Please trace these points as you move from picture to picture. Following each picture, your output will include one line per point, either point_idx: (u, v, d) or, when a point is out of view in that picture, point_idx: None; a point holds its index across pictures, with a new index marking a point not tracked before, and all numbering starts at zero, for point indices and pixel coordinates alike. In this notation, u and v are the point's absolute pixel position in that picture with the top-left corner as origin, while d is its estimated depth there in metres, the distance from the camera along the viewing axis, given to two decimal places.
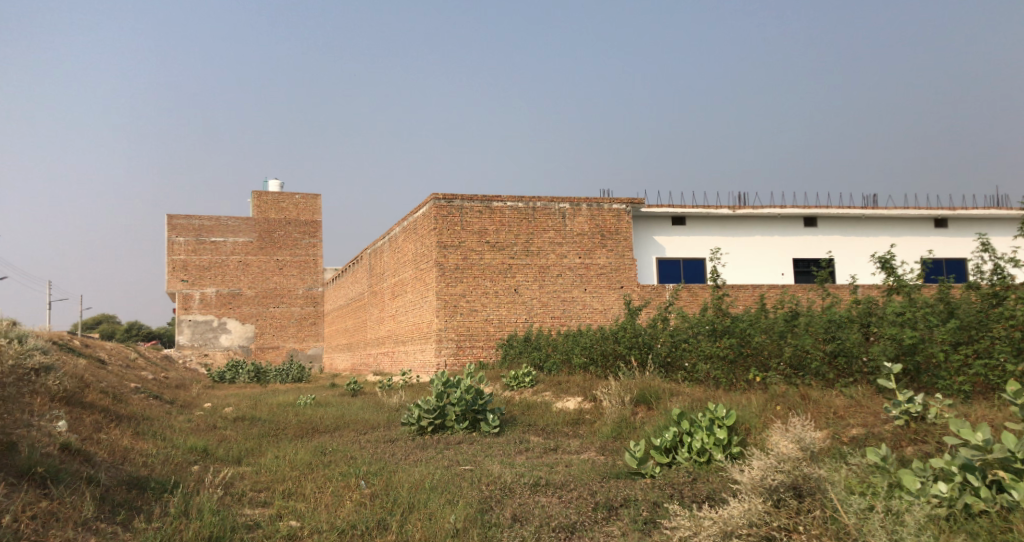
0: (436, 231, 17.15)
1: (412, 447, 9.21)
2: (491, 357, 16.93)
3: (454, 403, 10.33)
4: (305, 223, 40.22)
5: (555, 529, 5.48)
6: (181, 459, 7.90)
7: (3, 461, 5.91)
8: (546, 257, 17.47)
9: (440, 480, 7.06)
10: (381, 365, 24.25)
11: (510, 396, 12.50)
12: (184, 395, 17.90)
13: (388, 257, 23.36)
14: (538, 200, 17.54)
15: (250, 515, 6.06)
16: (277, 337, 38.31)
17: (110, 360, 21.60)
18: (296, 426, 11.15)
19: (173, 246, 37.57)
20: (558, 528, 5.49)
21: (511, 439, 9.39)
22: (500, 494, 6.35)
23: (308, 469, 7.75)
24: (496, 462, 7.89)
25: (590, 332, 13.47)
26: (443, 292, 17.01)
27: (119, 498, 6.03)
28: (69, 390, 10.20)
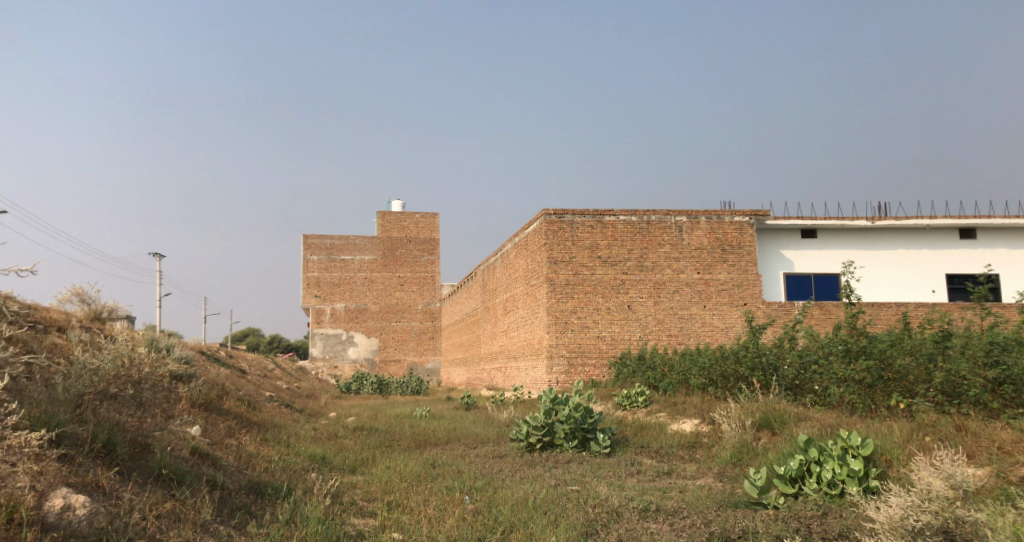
0: (546, 247, 17.04)
1: (520, 464, 9.00)
2: (604, 375, 16.50)
3: (563, 421, 10.02)
4: (425, 241, 41.28)
5: None
6: (299, 466, 8.06)
7: (138, 460, 6.09)
8: (662, 272, 16.88)
9: (545, 499, 6.78)
10: (494, 380, 24.27)
11: (623, 416, 12.05)
12: (312, 404, 18.63)
13: (500, 272, 23.43)
14: (653, 214, 17.02)
15: (357, 524, 6.03)
16: (398, 350, 39.29)
17: (250, 369, 22.92)
18: (409, 437, 11.22)
19: (307, 263, 39.65)
20: None
21: (623, 460, 8.97)
22: (607, 517, 5.98)
23: (416, 482, 7.70)
24: (604, 484, 7.53)
25: (709, 351, 12.82)
26: (554, 308, 16.82)
27: (237, 501, 6.13)
28: (208, 396, 10.77)
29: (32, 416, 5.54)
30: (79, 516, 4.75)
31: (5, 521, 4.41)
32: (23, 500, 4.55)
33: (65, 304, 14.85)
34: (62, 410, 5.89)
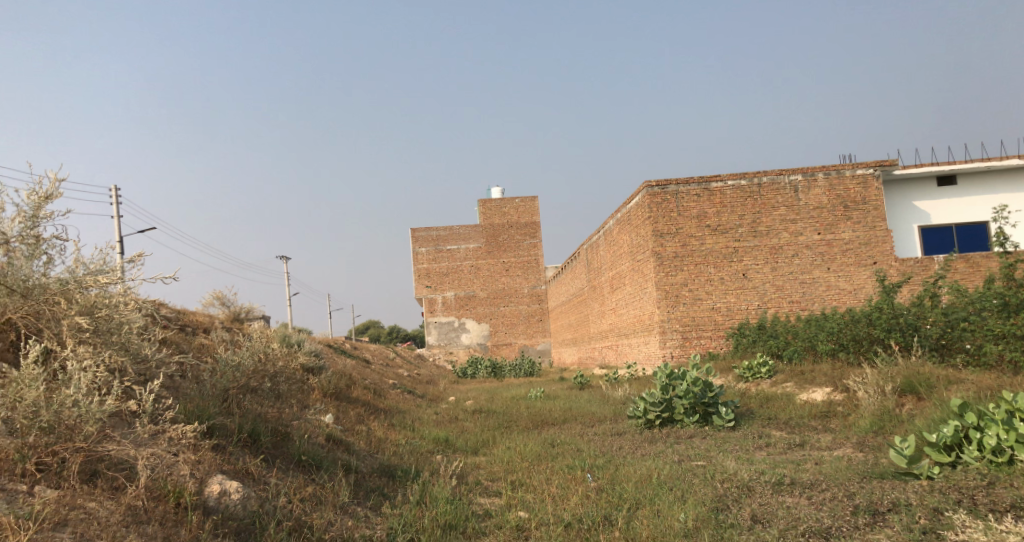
0: (651, 220, 16.64)
1: (641, 441, 8.79)
2: (721, 347, 15.97)
3: (682, 396, 9.71)
4: (526, 225, 41.36)
5: (804, 534, 4.76)
6: (425, 449, 8.20)
7: (278, 448, 6.30)
8: (778, 236, 16.09)
9: (671, 475, 6.57)
10: (606, 358, 24.04)
11: (746, 389, 11.61)
12: (432, 390, 19.10)
13: (604, 250, 23.12)
14: (764, 175, 16.23)
15: (483, 504, 6.04)
16: (509, 334, 39.63)
17: (372, 359, 23.81)
18: (527, 418, 11.24)
19: (416, 256, 40.70)
20: (808, 533, 4.76)
21: (749, 433, 8.60)
22: (737, 493, 5.71)
23: (537, 461, 7.65)
24: (732, 458, 7.23)
25: (835, 316, 12.11)
26: (663, 282, 16.45)
27: (372, 484, 6.24)
28: (338, 386, 11.19)
29: (186, 409, 5.76)
30: (235, 500, 4.83)
31: (173, 505, 4.52)
32: (187, 485, 4.64)
33: (206, 307, 15.87)
34: (210, 403, 6.14)
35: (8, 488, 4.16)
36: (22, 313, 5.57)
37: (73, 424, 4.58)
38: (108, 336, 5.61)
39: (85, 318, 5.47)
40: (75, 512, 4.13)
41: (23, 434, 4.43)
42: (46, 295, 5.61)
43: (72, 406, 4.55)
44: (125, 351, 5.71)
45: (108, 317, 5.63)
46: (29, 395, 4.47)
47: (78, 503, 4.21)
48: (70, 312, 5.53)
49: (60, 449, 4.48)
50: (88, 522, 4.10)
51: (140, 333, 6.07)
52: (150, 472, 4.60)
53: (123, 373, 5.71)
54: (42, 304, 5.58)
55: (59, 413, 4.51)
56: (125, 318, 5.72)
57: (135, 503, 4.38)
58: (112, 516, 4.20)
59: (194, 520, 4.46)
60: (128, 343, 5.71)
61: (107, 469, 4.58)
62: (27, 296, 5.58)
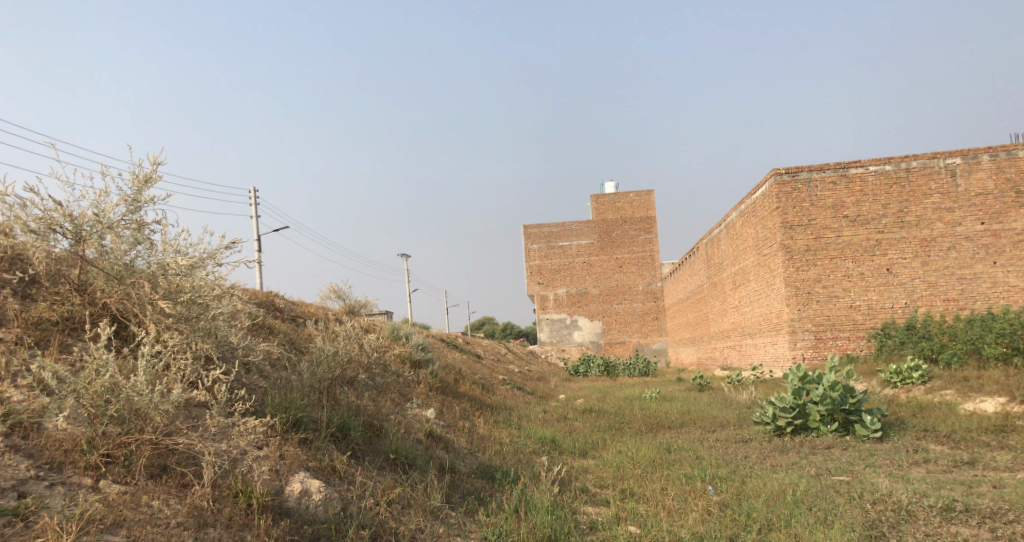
0: (779, 211, 15.50)
1: (771, 449, 7.95)
2: (862, 349, 14.59)
3: (817, 402, 8.74)
4: (640, 220, 40.19)
5: None
6: (533, 450, 7.70)
7: (371, 443, 6.02)
8: (930, 227, 14.49)
9: (807, 492, 5.77)
10: (728, 359, 22.76)
11: (894, 397, 10.39)
12: (543, 386, 18.69)
13: (725, 244, 21.87)
14: (913, 159, 14.65)
15: (592, 514, 5.48)
16: (623, 332, 38.54)
17: (484, 353, 23.74)
18: (642, 420, 10.51)
19: (529, 252, 40.53)
20: None
21: (903, 447, 7.61)
22: (895, 517, 5.08)
23: (653, 468, 7.00)
24: (882, 476, 6.38)
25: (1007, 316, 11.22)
26: (794, 278, 15.29)
27: (469, 486, 5.82)
28: (445, 381, 10.91)
29: (274, 401, 5.58)
30: (315, 501, 4.66)
31: (243, 507, 4.36)
32: (257, 485, 4.47)
33: (324, 300, 16.18)
34: (301, 394, 5.96)
35: (72, 481, 4.10)
36: (116, 298, 5.54)
37: (143, 413, 4.51)
38: (195, 322, 5.56)
39: (168, 302, 5.44)
40: (135, 511, 4.03)
41: (92, 423, 4.38)
42: (138, 278, 5.56)
43: (138, 393, 4.47)
44: (212, 336, 5.65)
45: (193, 303, 5.58)
46: (96, 381, 4.42)
47: (145, 501, 4.12)
48: (156, 296, 5.49)
49: (129, 441, 4.40)
50: (146, 523, 3.98)
51: (228, 321, 5.99)
52: (218, 470, 4.46)
53: (209, 360, 5.64)
54: (131, 286, 5.54)
55: (127, 403, 4.45)
56: (209, 304, 5.67)
57: (200, 503, 4.23)
58: (176, 518, 4.08)
59: (262, 525, 4.26)
60: (214, 329, 5.65)
61: (175, 464, 4.46)
62: (120, 280, 5.56)
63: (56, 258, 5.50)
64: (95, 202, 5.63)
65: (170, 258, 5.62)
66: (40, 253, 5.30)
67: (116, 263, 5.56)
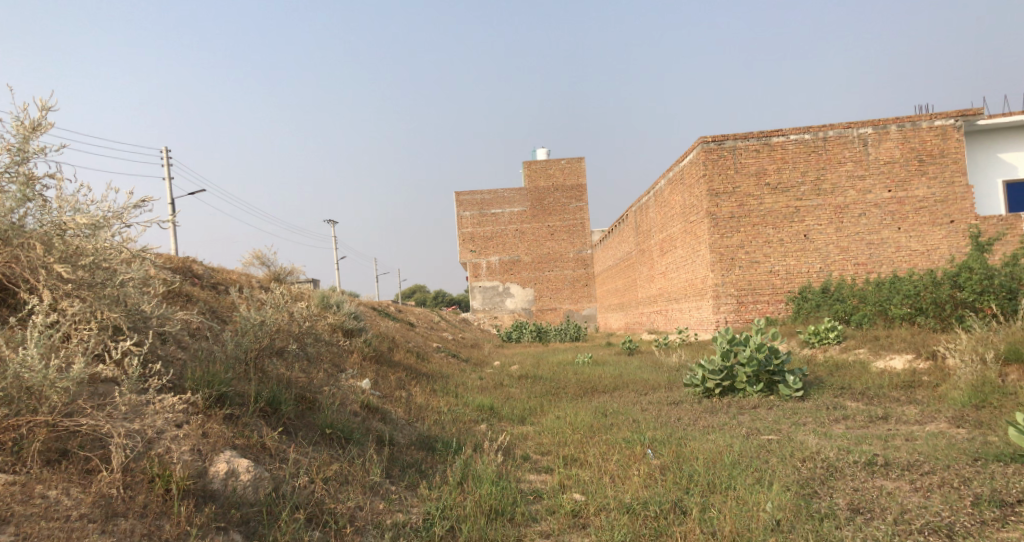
0: (705, 178, 15.78)
1: (700, 411, 8.15)
2: (780, 312, 15.15)
3: (744, 363, 8.99)
4: (571, 188, 40.36)
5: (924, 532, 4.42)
6: (470, 418, 7.67)
7: (304, 418, 5.87)
8: (844, 194, 15.01)
9: (742, 453, 5.93)
10: (656, 323, 23.25)
11: (812, 357, 10.82)
12: (477, 353, 18.71)
13: (654, 212, 22.17)
14: (830, 128, 15.08)
15: (533, 482, 5.51)
16: (554, 299, 38.95)
17: (416, 321, 23.57)
18: (575, 385, 10.62)
19: (460, 220, 40.27)
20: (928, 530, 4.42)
21: (822, 404, 7.92)
22: (824, 474, 5.30)
23: (591, 432, 7.07)
24: (808, 433, 6.64)
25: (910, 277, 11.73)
26: (718, 244, 15.65)
27: (409, 458, 5.75)
28: (379, 350, 10.74)
29: (196, 374, 5.36)
30: (243, 482, 4.54)
31: (160, 493, 4.17)
32: (176, 468, 4.28)
33: (250, 268, 15.66)
34: (225, 367, 5.74)
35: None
36: (2, 262, 5.26)
37: (37, 392, 4.24)
38: (101, 289, 5.30)
39: (67, 268, 5.18)
40: (26, 504, 3.79)
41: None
42: (28, 238, 5.27)
43: (30, 370, 4.15)
44: (120, 304, 5.41)
45: (94, 268, 5.30)
46: None
47: (39, 492, 3.89)
48: (49, 259, 5.23)
49: (20, 424, 4.13)
50: (41, 518, 3.76)
51: (140, 287, 5.76)
52: (128, 454, 4.25)
53: (117, 330, 5.41)
54: (18, 249, 5.26)
55: (15, 381, 4.13)
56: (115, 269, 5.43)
57: (108, 491, 4.03)
58: (78, 510, 3.88)
59: (181, 512, 4.10)
60: (123, 296, 5.41)
61: (77, 448, 4.22)
62: (6, 242, 5.24)
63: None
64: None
65: (66, 216, 5.32)
66: None
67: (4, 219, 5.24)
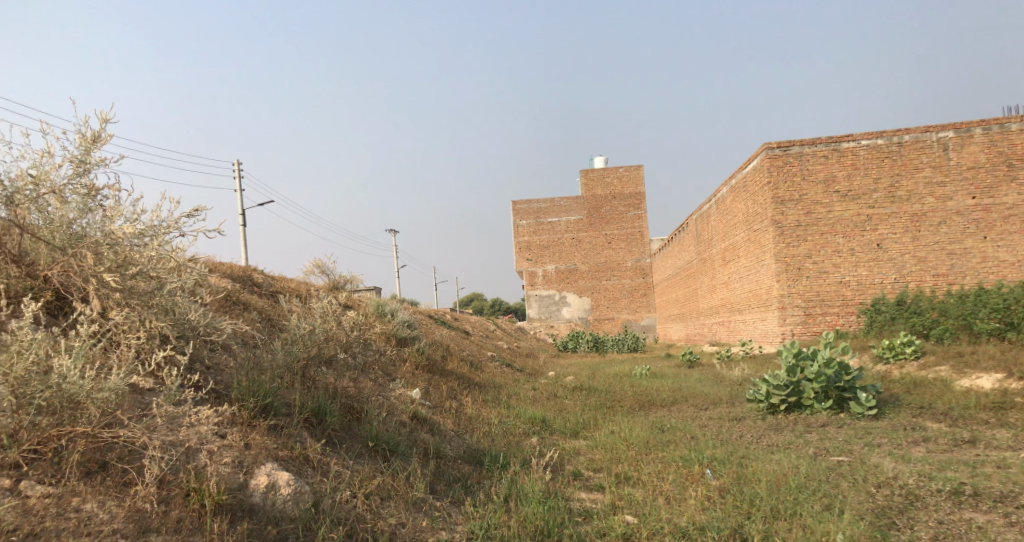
0: (770, 185, 15.20)
1: (764, 428, 7.70)
2: (851, 325, 14.42)
3: (812, 379, 8.49)
4: (630, 196, 39.76)
5: None
6: (522, 430, 7.42)
7: (349, 428, 5.74)
8: (922, 201, 14.21)
9: (809, 476, 5.51)
10: (717, 335, 22.58)
11: (888, 373, 10.18)
12: (533, 363, 18.46)
13: (716, 220, 21.58)
14: (906, 132, 14.34)
15: (583, 501, 5.23)
16: (611, 309, 38.37)
17: (472, 329, 23.49)
18: (632, 398, 10.25)
19: (517, 228, 40.21)
20: None
21: (900, 425, 7.38)
22: (902, 503, 4.86)
23: (647, 449, 6.73)
24: (883, 456, 6.16)
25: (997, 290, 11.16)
26: (784, 254, 15.05)
27: (455, 473, 5.54)
28: (431, 358, 10.60)
29: (242, 385, 5.24)
30: (283, 496, 4.43)
31: (195, 508, 4.13)
32: (211, 482, 4.22)
33: (308, 275, 15.80)
34: (271, 376, 5.64)
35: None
36: (57, 270, 5.24)
37: (78, 403, 4.22)
38: (149, 298, 5.31)
39: (116, 277, 5.18)
40: (60, 518, 3.81)
41: (19, 414, 4.06)
42: (82, 248, 5.27)
43: (68, 381, 4.16)
44: (168, 313, 5.40)
45: (141, 277, 5.30)
46: (20, 365, 4.07)
47: (74, 506, 3.90)
48: (100, 268, 5.21)
49: (61, 434, 4.14)
50: (73, 532, 3.77)
51: (189, 296, 5.74)
52: (164, 467, 4.23)
53: (164, 340, 5.40)
54: (72, 258, 5.24)
55: (58, 391, 4.14)
56: (163, 278, 5.43)
57: (142, 506, 4.01)
58: (112, 524, 3.88)
59: (214, 530, 4.04)
60: (170, 305, 5.41)
61: (116, 461, 4.23)
62: (63, 250, 5.25)
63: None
64: (37, 165, 5.33)
65: (116, 227, 5.30)
66: None
67: (59, 226, 5.24)
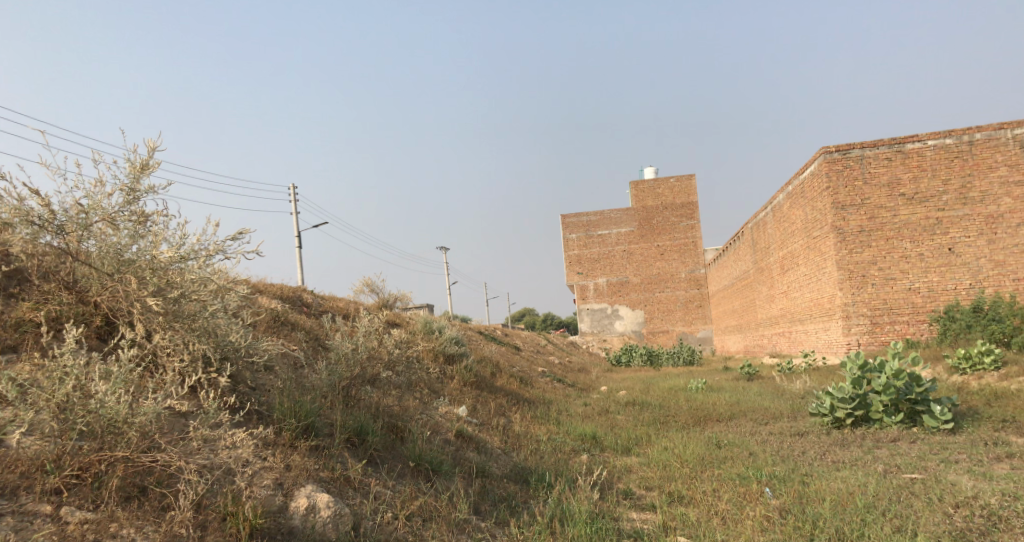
0: (830, 190, 14.70)
1: (829, 443, 7.33)
2: (923, 333, 13.77)
3: (880, 392, 8.05)
4: (681, 206, 39.15)
5: None
6: (572, 448, 7.22)
7: (392, 447, 5.66)
8: (997, 202, 13.50)
9: (880, 495, 5.16)
10: (776, 346, 21.91)
11: (963, 384, 9.62)
12: (586, 378, 18.22)
13: (772, 228, 21.01)
14: (977, 130, 13.67)
15: (636, 522, 5.01)
16: (665, 321, 37.71)
17: (524, 345, 23.40)
18: (688, 413, 9.92)
19: (567, 242, 40.06)
20: None
21: (980, 439, 6.92)
22: (986, 524, 4.50)
23: (704, 466, 6.45)
24: (961, 473, 5.76)
25: None
26: (847, 260, 14.49)
27: (501, 492, 5.39)
28: (481, 375, 10.49)
29: (284, 406, 5.22)
30: (323, 518, 4.40)
31: (231, 532, 4.10)
32: (248, 506, 4.19)
33: (359, 294, 15.93)
34: (314, 396, 5.61)
35: (28, 510, 3.87)
36: (104, 296, 5.29)
37: (117, 428, 4.23)
38: (192, 321, 5.32)
39: (158, 300, 5.18)
40: None
41: (62, 438, 4.11)
42: (128, 272, 5.30)
43: (105, 406, 4.18)
44: (210, 335, 5.40)
45: (184, 300, 5.31)
46: (60, 391, 4.10)
47: (111, 532, 3.90)
48: (144, 292, 5.24)
49: (101, 459, 4.14)
50: None
51: (232, 318, 5.74)
52: (200, 491, 4.20)
53: (207, 362, 5.40)
54: (117, 283, 5.29)
55: (97, 416, 4.17)
56: (205, 300, 5.43)
57: (178, 531, 4.00)
58: None
59: None
60: (213, 327, 5.39)
61: (154, 485, 4.21)
62: (111, 276, 5.31)
63: (41, 252, 5.24)
64: (89, 194, 5.44)
65: (160, 251, 5.33)
66: (24, 245, 5.09)
67: (108, 250, 5.31)
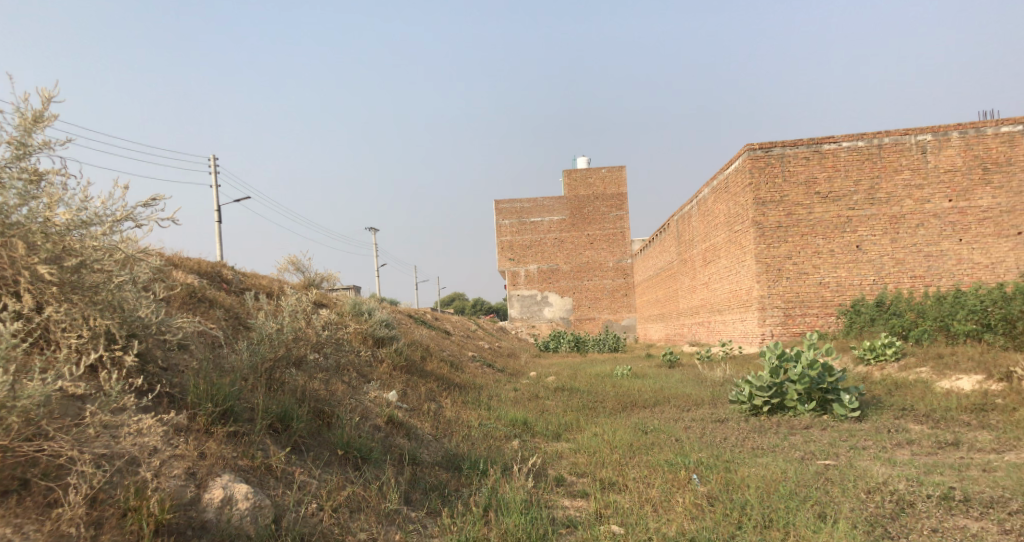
0: (752, 186, 15.20)
1: (748, 431, 7.63)
2: (831, 326, 14.46)
3: (795, 381, 8.41)
4: (612, 196, 39.72)
5: None
6: (502, 433, 7.28)
7: (319, 433, 5.60)
8: (902, 203, 14.22)
9: (800, 482, 5.41)
10: (698, 335, 22.60)
11: (868, 374, 10.17)
12: (514, 363, 18.35)
13: (698, 221, 21.57)
14: (886, 134, 14.34)
15: (569, 509, 5.13)
16: (592, 309, 38.37)
17: (454, 329, 23.38)
18: (614, 399, 10.13)
19: (499, 228, 40.07)
20: None
21: (882, 427, 7.33)
22: (894, 509, 4.81)
23: (630, 452, 6.62)
24: (869, 460, 6.09)
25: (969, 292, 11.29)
26: (764, 255, 15.05)
27: (432, 480, 5.40)
28: (410, 358, 10.42)
29: (200, 388, 5.08)
30: (240, 511, 4.38)
31: (132, 528, 4.01)
32: (154, 502, 4.10)
33: (284, 273, 15.53)
34: (234, 377, 5.48)
35: None
36: None
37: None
38: (93, 294, 5.13)
39: (51, 269, 4.91)
40: None
41: None
42: (14, 235, 4.88)
43: None
44: (116, 310, 5.20)
45: (85, 270, 5.08)
46: None
47: None
48: (34, 260, 4.91)
49: None
50: None
51: (140, 291, 5.53)
52: (96, 484, 4.07)
53: (113, 339, 5.21)
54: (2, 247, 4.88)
55: None
56: (109, 271, 5.20)
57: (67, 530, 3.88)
58: None
59: None
60: (120, 302, 5.23)
61: (39, 477, 4.03)
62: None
63: None
64: None
65: (55, 215, 4.96)
66: None
67: None
